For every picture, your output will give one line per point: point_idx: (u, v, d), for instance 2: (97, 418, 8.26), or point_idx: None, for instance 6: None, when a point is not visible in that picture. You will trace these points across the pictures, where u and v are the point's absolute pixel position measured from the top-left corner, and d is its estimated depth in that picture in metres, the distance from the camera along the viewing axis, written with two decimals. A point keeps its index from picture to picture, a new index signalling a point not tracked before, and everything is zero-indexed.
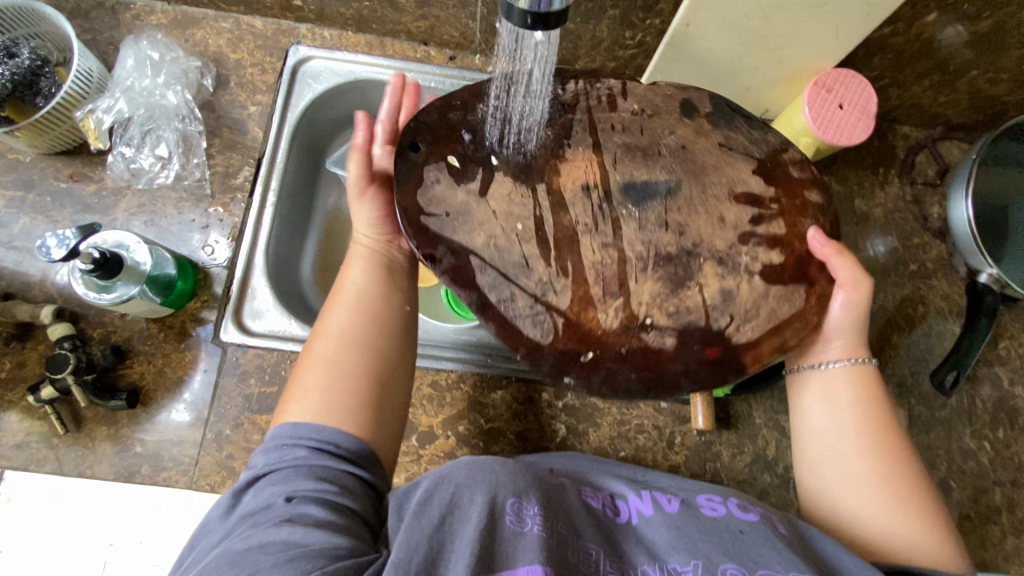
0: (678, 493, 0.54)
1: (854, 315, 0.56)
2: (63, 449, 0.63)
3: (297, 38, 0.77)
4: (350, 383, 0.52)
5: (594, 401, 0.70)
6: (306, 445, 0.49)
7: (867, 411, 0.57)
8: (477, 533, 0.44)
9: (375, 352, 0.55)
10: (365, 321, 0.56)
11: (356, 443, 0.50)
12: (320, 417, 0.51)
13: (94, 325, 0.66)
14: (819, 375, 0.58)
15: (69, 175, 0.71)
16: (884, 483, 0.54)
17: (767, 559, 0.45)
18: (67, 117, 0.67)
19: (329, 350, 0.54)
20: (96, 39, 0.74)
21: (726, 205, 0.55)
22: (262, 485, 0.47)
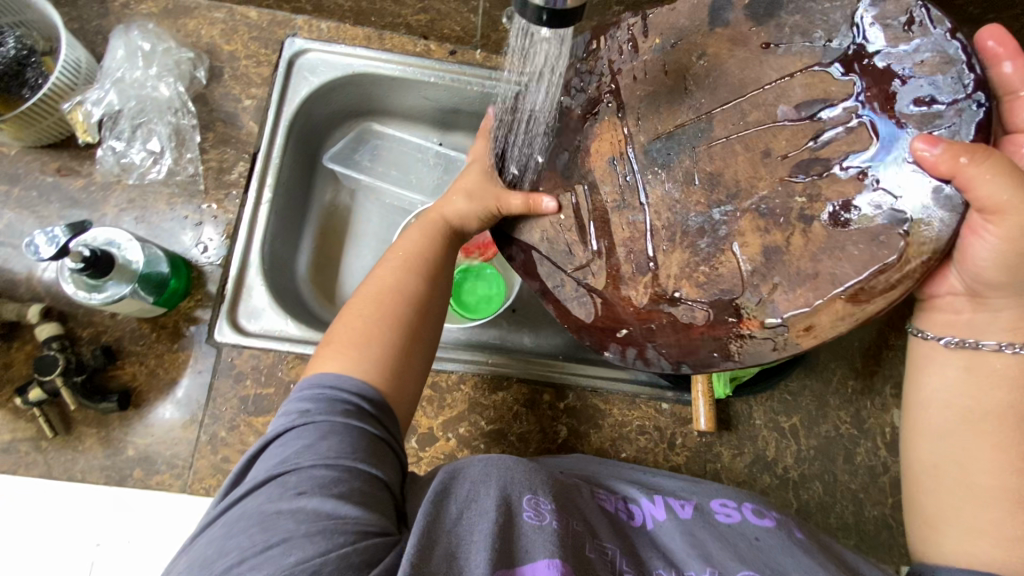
0: (693, 496, 0.52)
1: (1006, 261, 0.43)
2: (51, 452, 0.61)
3: (293, 30, 0.75)
4: (383, 339, 0.52)
5: (596, 402, 0.70)
6: (345, 398, 0.47)
7: (1019, 417, 0.45)
8: (495, 529, 0.43)
9: (410, 310, 0.54)
10: (407, 282, 0.56)
11: (383, 400, 0.49)
12: (360, 368, 0.50)
13: (83, 324, 0.64)
14: (956, 358, 0.48)
15: (56, 168, 0.68)
16: (1022, 503, 0.43)
17: (785, 566, 0.45)
18: (53, 109, 0.65)
19: (376, 304, 0.54)
20: (84, 28, 0.72)
21: (776, 132, 0.51)
22: (291, 440, 0.44)
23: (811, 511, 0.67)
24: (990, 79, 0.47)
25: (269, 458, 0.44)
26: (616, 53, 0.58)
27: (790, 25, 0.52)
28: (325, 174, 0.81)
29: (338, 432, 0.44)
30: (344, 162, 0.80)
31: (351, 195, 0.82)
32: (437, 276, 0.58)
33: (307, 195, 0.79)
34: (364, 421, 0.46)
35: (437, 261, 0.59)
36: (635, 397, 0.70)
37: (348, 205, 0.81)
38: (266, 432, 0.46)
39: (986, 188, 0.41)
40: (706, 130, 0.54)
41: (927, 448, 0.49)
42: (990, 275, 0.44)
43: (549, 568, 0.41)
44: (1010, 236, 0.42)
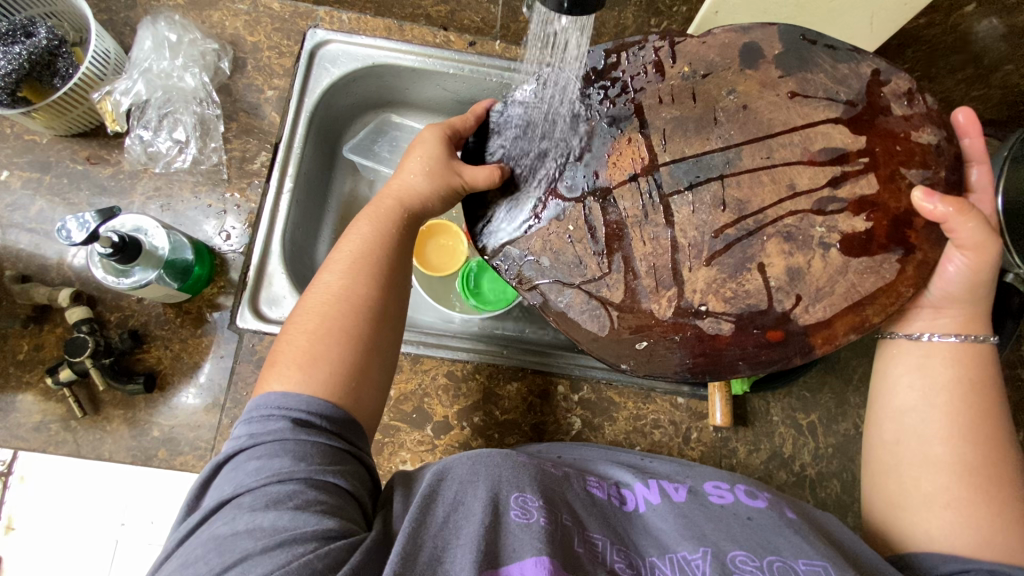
0: (686, 481, 0.53)
1: (972, 281, 0.51)
2: (81, 431, 0.63)
3: (314, 21, 0.76)
4: (335, 350, 0.49)
5: (610, 395, 0.70)
6: (291, 417, 0.45)
7: (968, 394, 0.52)
8: (480, 529, 0.43)
9: (369, 317, 0.52)
10: (361, 285, 0.53)
11: (338, 414, 0.47)
12: (305, 385, 0.47)
13: (111, 309, 0.66)
14: (914, 348, 0.55)
15: (86, 157, 0.70)
16: (969, 470, 0.50)
17: (777, 546, 0.46)
18: (84, 99, 0.66)
19: (320, 314, 0.51)
20: (112, 19, 0.73)
21: (800, 169, 0.53)
22: (243, 463, 0.43)
23: (828, 509, 0.67)
24: (964, 148, 0.54)
25: (224, 480, 0.43)
26: (638, 73, 0.57)
27: (814, 81, 0.54)
28: (344, 166, 0.82)
29: (291, 449, 0.43)
30: (364, 154, 0.82)
31: (369, 185, 0.84)
32: (397, 280, 0.56)
33: (325, 185, 0.79)
34: (319, 434, 0.45)
35: (395, 262, 0.56)
36: (651, 391, 0.70)
37: (367, 196, 0.83)
38: (218, 455, 0.45)
39: (967, 231, 0.49)
40: (734, 160, 0.54)
41: (890, 427, 0.55)
42: (957, 292, 0.52)
43: (537, 566, 0.41)
44: (975, 261, 0.50)
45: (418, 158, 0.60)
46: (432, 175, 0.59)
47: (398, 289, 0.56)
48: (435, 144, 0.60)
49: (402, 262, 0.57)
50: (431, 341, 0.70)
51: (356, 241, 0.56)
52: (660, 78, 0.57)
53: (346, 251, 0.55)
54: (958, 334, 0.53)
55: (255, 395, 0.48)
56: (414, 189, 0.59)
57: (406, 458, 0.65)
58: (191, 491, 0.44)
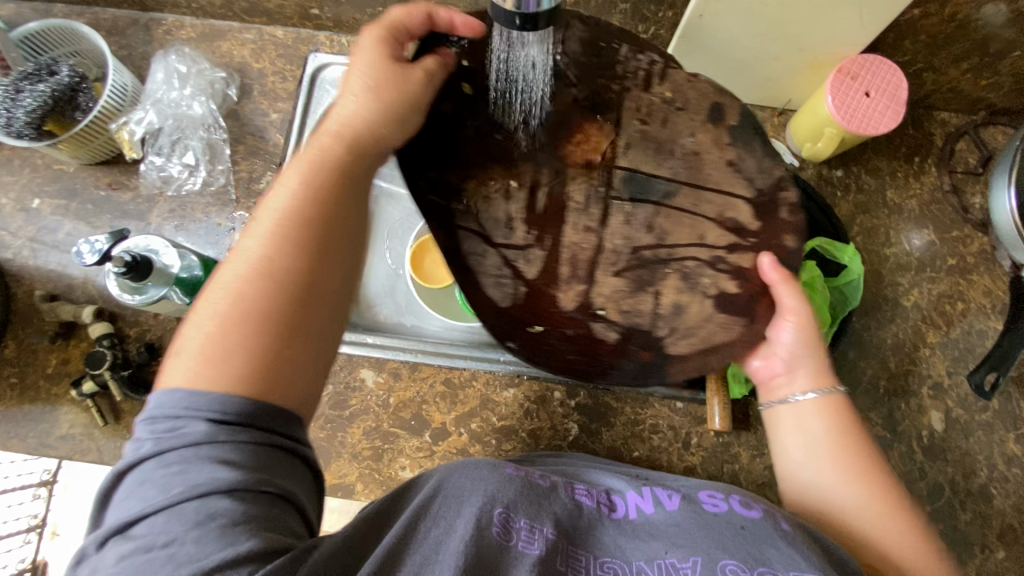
0: (678, 492, 0.53)
1: (806, 345, 0.55)
2: (102, 440, 0.67)
3: (315, 46, 0.80)
4: (256, 325, 0.41)
5: (608, 400, 0.70)
6: (204, 418, 0.38)
7: (839, 437, 0.54)
8: (462, 544, 0.43)
9: (299, 288, 0.43)
10: (297, 248, 0.44)
11: (255, 408, 0.39)
12: (210, 379, 0.39)
13: (130, 324, 0.70)
14: (792, 411, 0.56)
15: (108, 183, 0.75)
16: (876, 511, 0.51)
17: (770, 558, 0.44)
18: (103, 130, 0.71)
19: (236, 283, 0.42)
20: (131, 54, 0.79)
21: (711, 224, 0.57)
22: (150, 475, 0.37)
23: None
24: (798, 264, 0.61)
25: (124, 496, 0.37)
26: (630, 75, 0.57)
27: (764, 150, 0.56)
28: None
29: (207, 455, 0.37)
30: None
31: None
32: (348, 239, 0.47)
33: None
34: (242, 433, 0.38)
35: (348, 218, 0.47)
36: (650, 397, 0.69)
37: None
38: (120, 462, 0.38)
39: (793, 300, 0.53)
40: (671, 193, 0.58)
41: (797, 486, 0.55)
42: (786, 354, 0.56)
43: None
44: (802, 327, 0.54)
45: (360, 77, 0.50)
46: (371, 91, 0.49)
47: (348, 252, 0.47)
48: (369, 54, 0.50)
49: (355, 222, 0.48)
50: (430, 350, 0.72)
51: (290, 195, 0.46)
52: (645, 89, 0.57)
53: (271, 211, 0.45)
54: (816, 390, 0.55)
55: (159, 388, 0.41)
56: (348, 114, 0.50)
57: (406, 464, 0.66)
58: (92, 504, 0.38)
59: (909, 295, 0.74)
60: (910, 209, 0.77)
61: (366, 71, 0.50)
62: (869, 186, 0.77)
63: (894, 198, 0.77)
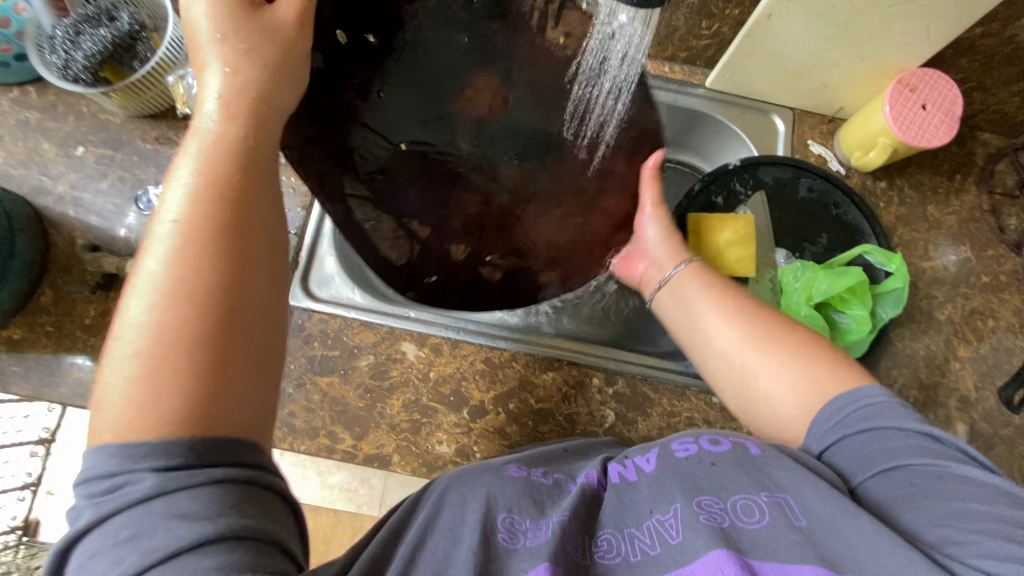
0: (655, 446, 0.52)
1: (665, 231, 0.66)
2: None
3: None
4: (192, 366, 0.35)
5: (645, 390, 0.70)
6: (145, 473, 0.33)
7: (733, 293, 0.60)
8: (472, 548, 0.42)
9: (213, 303, 0.37)
10: (192, 262, 0.37)
11: (184, 447, 0.34)
12: (145, 429, 0.34)
13: None
14: (668, 288, 0.64)
15: (155, 137, 0.74)
16: (749, 347, 0.55)
17: (776, 479, 0.43)
18: (158, 81, 0.70)
19: (153, 310, 0.36)
20: None
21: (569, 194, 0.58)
22: (94, 551, 0.33)
23: None
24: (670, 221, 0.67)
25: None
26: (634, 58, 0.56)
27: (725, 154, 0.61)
28: None
29: (154, 512, 0.32)
30: None
31: None
32: (269, 246, 0.41)
33: None
34: (189, 481, 0.33)
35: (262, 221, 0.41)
36: (686, 388, 0.71)
37: None
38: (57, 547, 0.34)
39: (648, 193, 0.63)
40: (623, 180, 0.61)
41: (708, 358, 0.58)
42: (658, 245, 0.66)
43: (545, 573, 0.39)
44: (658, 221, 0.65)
45: (216, 83, 0.42)
46: (231, 52, 0.42)
47: (276, 265, 0.42)
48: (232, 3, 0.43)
49: (270, 236, 0.42)
50: (471, 328, 0.72)
51: (172, 205, 0.39)
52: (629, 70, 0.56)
53: (169, 223, 0.39)
54: (678, 265, 0.64)
55: None
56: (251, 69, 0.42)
57: (442, 440, 0.67)
58: None
59: (942, 308, 0.75)
60: (947, 225, 0.78)
61: (219, 83, 0.42)
62: (910, 200, 0.79)
63: (934, 213, 0.79)
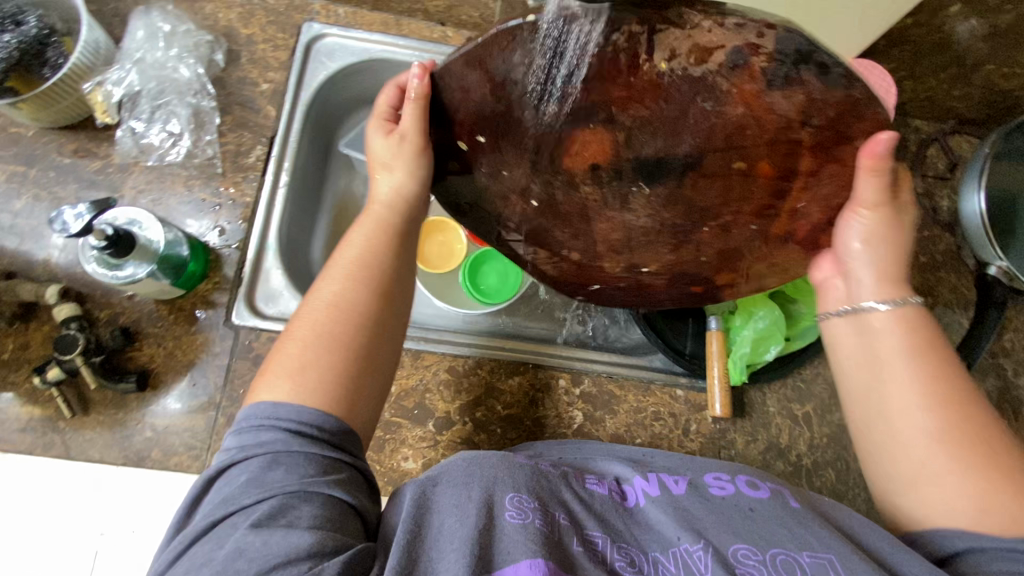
0: (686, 474, 0.54)
1: (877, 237, 0.49)
2: (69, 433, 0.61)
3: (310, 15, 0.75)
4: (341, 363, 0.47)
5: (612, 388, 0.70)
6: (282, 428, 0.43)
7: (928, 357, 0.48)
8: (473, 533, 0.42)
9: (358, 328, 0.48)
10: (355, 292, 0.50)
11: (329, 425, 0.44)
12: (296, 397, 0.44)
13: (101, 306, 0.64)
14: (847, 321, 0.52)
15: (73, 150, 0.68)
16: (949, 441, 0.44)
17: (820, 538, 0.44)
18: (74, 89, 0.65)
19: (314, 319, 0.48)
20: (102, 9, 0.72)
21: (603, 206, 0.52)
22: (231, 479, 0.41)
23: (824, 497, 0.68)
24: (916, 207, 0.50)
25: (214, 495, 0.41)
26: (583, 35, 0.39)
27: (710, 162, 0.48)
28: (339, 163, 0.82)
29: (283, 461, 0.41)
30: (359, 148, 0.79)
31: (365, 183, 0.83)
32: (396, 296, 0.52)
33: (321, 181, 0.79)
34: (313, 445, 0.43)
35: (394, 271, 0.53)
36: (651, 383, 0.71)
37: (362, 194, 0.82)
38: (209, 469, 0.44)
39: (863, 188, 0.46)
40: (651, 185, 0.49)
41: (873, 420, 0.49)
42: (854, 250, 0.50)
43: (532, 568, 0.40)
44: (873, 225, 0.48)
45: (389, 179, 0.53)
46: (393, 161, 0.52)
47: (398, 326, 0.52)
48: (376, 135, 0.54)
49: (400, 288, 0.53)
50: (432, 338, 0.70)
51: (349, 250, 0.53)
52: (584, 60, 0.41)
53: (345, 257, 0.52)
54: (889, 301, 0.49)
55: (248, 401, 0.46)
56: (400, 181, 0.53)
57: (408, 455, 0.64)
58: (184, 503, 0.43)
59: None
60: None
61: (395, 181, 0.53)
62: None
63: None
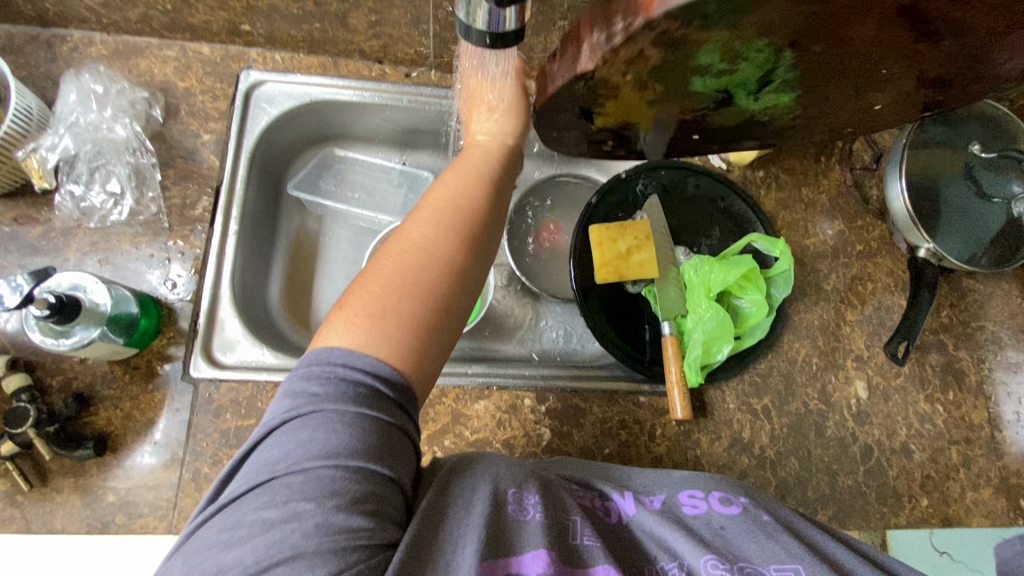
0: (660, 490, 0.54)
1: None
2: (28, 506, 0.59)
3: (247, 63, 0.76)
4: (431, 287, 0.47)
5: (576, 402, 0.72)
6: (352, 375, 0.43)
7: None
8: (483, 522, 0.44)
9: (447, 261, 0.49)
10: (445, 237, 0.50)
11: (398, 379, 0.44)
12: (369, 335, 0.44)
13: (52, 373, 0.63)
14: None
15: (13, 218, 0.67)
16: None
17: (781, 550, 0.48)
18: (7, 157, 0.64)
19: (402, 248, 0.49)
20: (32, 75, 0.71)
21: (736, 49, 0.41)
22: (291, 437, 0.40)
23: (788, 485, 0.71)
24: None
25: (273, 452, 0.40)
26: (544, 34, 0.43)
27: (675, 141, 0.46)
28: (291, 203, 0.82)
29: (349, 425, 0.41)
30: (309, 189, 0.83)
31: (318, 221, 0.84)
32: (481, 251, 0.52)
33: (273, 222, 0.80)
34: (377, 412, 0.42)
35: (488, 213, 0.53)
36: (614, 394, 0.72)
37: (315, 233, 0.83)
38: (263, 425, 0.42)
39: None
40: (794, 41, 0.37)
41: None
42: None
43: (536, 560, 0.43)
44: None
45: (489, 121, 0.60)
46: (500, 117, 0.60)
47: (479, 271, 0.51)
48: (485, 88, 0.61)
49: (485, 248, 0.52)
50: None
51: (447, 187, 0.54)
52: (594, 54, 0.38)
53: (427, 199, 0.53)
54: None
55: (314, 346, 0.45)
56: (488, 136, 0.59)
57: None
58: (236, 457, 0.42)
59: (828, 279, 0.82)
60: (822, 203, 0.86)
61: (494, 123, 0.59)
62: (786, 185, 0.86)
63: (808, 193, 0.86)
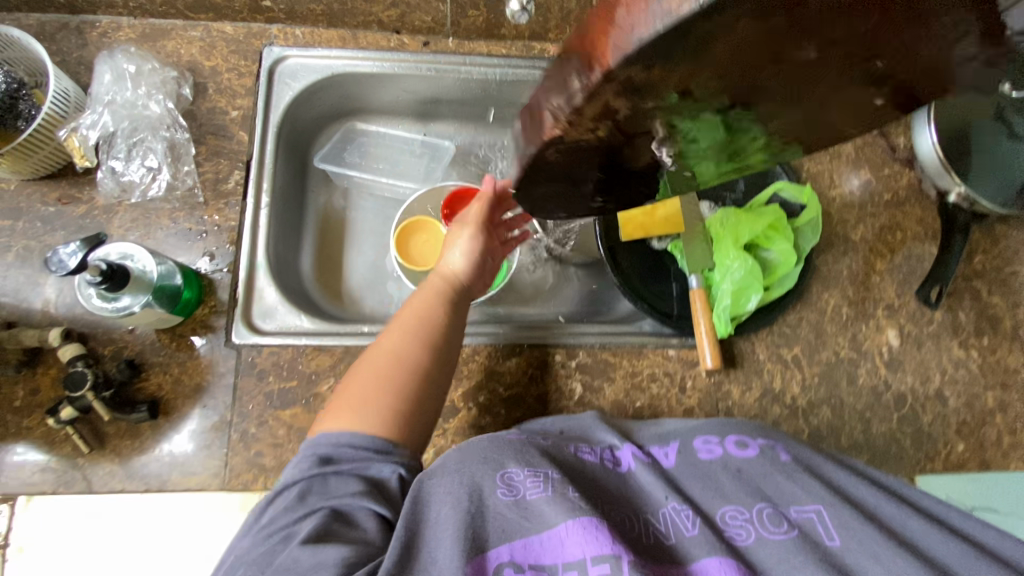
0: (674, 440, 0.56)
1: None
2: (89, 467, 0.62)
3: (269, 39, 0.78)
4: (401, 396, 0.56)
5: (606, 356, 0.73)
6: (342, 454, 0.51)
7: None
8: (463, 517, 0.45)
9: (414, 378, 0.57)
10: (414, 351, 0.59)
11: (384, 443, 0.52)
12: (356, 423, 0.53)
13: (104, 342, 0.66)
14: None
15: (57, 198, 0.70)
16: None
17: (796, 498, 0.48)
18: (50, 138, 0.67)
19: (381, 363, 0.58)
20: (66, 60, 0.74)
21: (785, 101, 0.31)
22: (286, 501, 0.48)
23: (822, 433, 0.71)
24: None
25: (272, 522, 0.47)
26: None
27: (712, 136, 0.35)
28: (317, 178, 0.84)
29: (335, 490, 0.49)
30: (335, 162, 0.83)
31: (344, 195, 0.85)
32: (447, 363, 0.61)
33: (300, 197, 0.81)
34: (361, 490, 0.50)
35: (449, 339, 0.62)
36: (643, 347, 0.73)
37: (341, 207, 0.84)
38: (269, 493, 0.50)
39: None
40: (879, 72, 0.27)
41: None
42: None
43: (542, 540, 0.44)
44: None
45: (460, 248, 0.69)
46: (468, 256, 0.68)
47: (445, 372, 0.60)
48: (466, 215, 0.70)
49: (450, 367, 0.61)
50: None
51: (415, 302, 0.64)
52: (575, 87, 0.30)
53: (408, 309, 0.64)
54: None
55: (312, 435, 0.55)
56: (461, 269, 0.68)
57: None
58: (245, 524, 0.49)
59: (856, 230, 0.81)
60: (847, 153, 0.85)
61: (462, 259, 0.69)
62: None
63: None
